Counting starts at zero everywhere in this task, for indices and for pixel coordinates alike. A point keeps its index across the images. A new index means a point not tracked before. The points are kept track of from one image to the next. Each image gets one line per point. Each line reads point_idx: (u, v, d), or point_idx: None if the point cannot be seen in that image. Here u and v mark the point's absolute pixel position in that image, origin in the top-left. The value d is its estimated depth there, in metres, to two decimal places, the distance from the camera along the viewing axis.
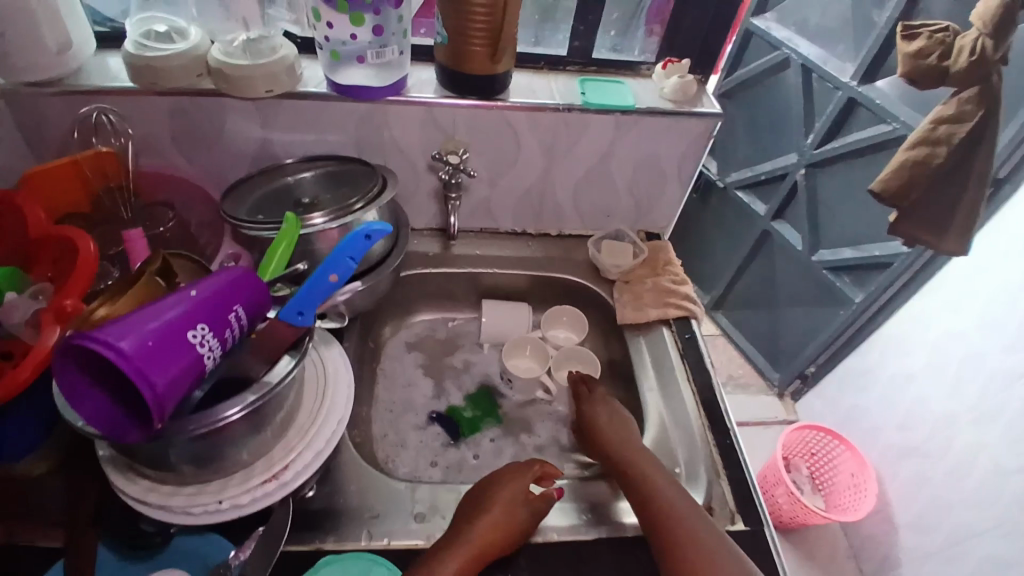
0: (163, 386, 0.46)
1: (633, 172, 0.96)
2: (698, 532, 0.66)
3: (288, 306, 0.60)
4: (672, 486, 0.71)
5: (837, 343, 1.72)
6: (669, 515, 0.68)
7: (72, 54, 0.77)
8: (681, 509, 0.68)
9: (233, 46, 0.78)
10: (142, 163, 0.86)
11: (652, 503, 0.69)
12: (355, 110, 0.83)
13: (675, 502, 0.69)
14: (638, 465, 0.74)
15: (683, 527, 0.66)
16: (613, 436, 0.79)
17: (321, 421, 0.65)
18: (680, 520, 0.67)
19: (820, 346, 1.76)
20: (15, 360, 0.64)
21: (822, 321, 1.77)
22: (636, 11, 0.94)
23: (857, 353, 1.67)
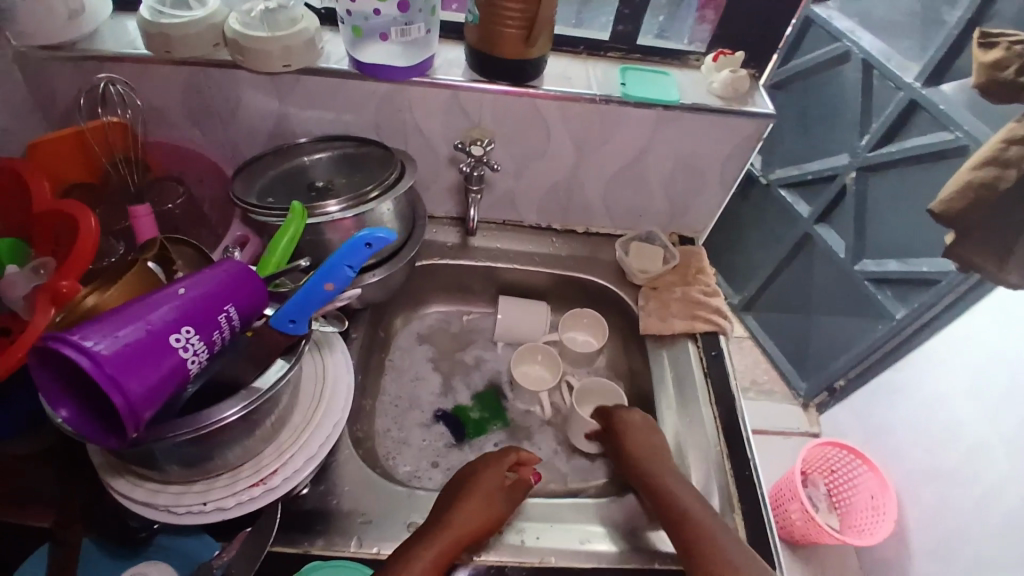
0: (137, 395, 0.43)
1: (671, 171, 0.89)
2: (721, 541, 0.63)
3: (280, 314, 0.53)
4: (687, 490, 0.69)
5: (873, 357, 1.62)
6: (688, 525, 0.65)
7: (84, 19, 0.74)
8: (700, 516, 0.66)
9: (252, 17, 0.73)
10: (156, 135, 0.83)
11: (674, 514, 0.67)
12: (376, 90, 0.78)
13: (693, 510, 0.66)
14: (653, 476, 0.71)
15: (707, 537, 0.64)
16: (637, 449, 0.75)
17: (315, 424, 0.61)
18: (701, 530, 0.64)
19: (854, 358, 1.65)
20: (14, 337, 0.62)
21: (857, 333, 1.65)
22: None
23: (892, 370, 1.57)
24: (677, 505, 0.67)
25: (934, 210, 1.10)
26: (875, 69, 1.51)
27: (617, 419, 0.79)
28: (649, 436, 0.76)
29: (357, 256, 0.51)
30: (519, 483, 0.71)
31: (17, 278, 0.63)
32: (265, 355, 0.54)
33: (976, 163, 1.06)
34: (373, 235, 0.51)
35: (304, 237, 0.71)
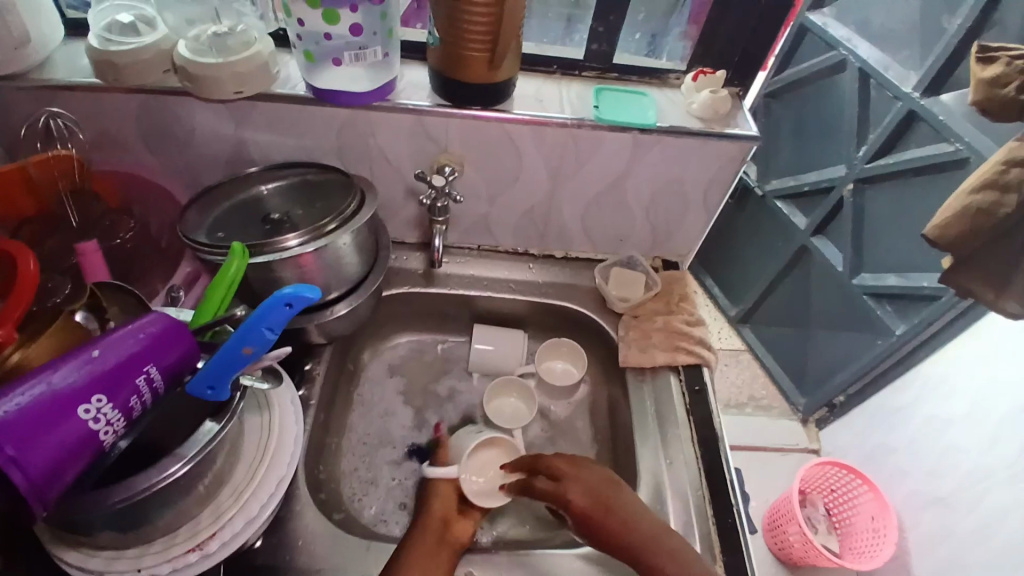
0: (33, 469, 0.41)
1: (651, 196, 0.84)
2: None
3: (197, 381, 0.50)
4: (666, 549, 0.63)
5: (879, 369, 1.55)
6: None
7: (31, 49, 0.69)
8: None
9: (201, 42, 0.69)
10: (110, 163, 0.79)
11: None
12: (334, 116, 0.74)
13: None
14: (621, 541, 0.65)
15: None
16: (583, 499, 0.68)
17: (258, 481, 0.58)
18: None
19: (855, 372, 1.59)
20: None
21: (859, 348, 1.59)
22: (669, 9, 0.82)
23: (895, 388, 1.51)
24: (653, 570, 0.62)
25: (929, 236, 1.05)
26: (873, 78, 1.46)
27: (563, 497, 0.69)
28: (608, 487, 0.69)
29: (276, 318, 0.46)
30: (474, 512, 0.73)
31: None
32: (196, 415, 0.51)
33: (977, 184, 1.00)
34: (295, 295, 0.46)
35: (255, 275, 0.67)
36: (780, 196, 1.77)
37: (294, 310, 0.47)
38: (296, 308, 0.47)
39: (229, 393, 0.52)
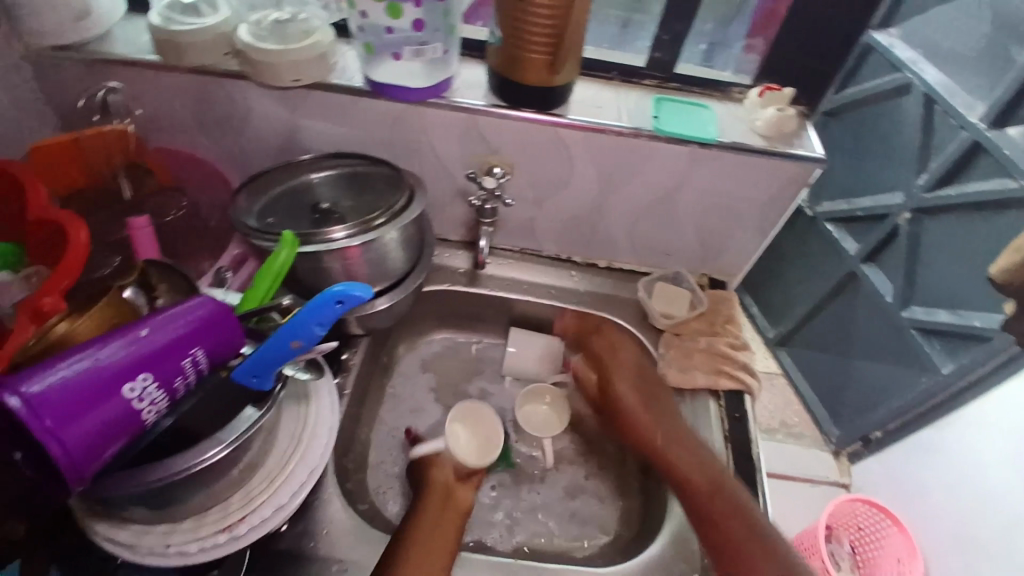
0: (76, 443, 0.41)
1: (704, 212, 0.82)
2: (733, 521, 0.66)
3: (242, 368, 0.50)
4: (692, 455, 0.72)
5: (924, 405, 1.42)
6: (693, 503, 0.69)
7: (91, 21, 0.72)
8: (706, 490, 0.68)
9: (262, 28, 0.69)
10: (166, 140, 0.80)
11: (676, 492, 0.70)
12: (388, 110, 0.73)
13: (700, 486, 0.69)
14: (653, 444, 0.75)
15: (716, 520, 0.66)
16: (621, 378, 0.82)
17: (290, 469, 0.58)
18: (708, 512, 0.67)
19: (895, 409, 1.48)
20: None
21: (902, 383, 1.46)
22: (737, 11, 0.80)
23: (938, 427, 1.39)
24: (679, 472, 0.71)
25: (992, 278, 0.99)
26: (936, 103, 1.32)
27: (608, 364, 0.84)
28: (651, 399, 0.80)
29: (327, 315, 0.46)
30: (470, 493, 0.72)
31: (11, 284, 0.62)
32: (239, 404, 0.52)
33: None
34: (346, 293, 0.46)
35: (301, 263, 0.67)
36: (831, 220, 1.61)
37: (344, 308, 0.47)
38: (347, 306, 0.47)
39: (271, 384, 0.52)
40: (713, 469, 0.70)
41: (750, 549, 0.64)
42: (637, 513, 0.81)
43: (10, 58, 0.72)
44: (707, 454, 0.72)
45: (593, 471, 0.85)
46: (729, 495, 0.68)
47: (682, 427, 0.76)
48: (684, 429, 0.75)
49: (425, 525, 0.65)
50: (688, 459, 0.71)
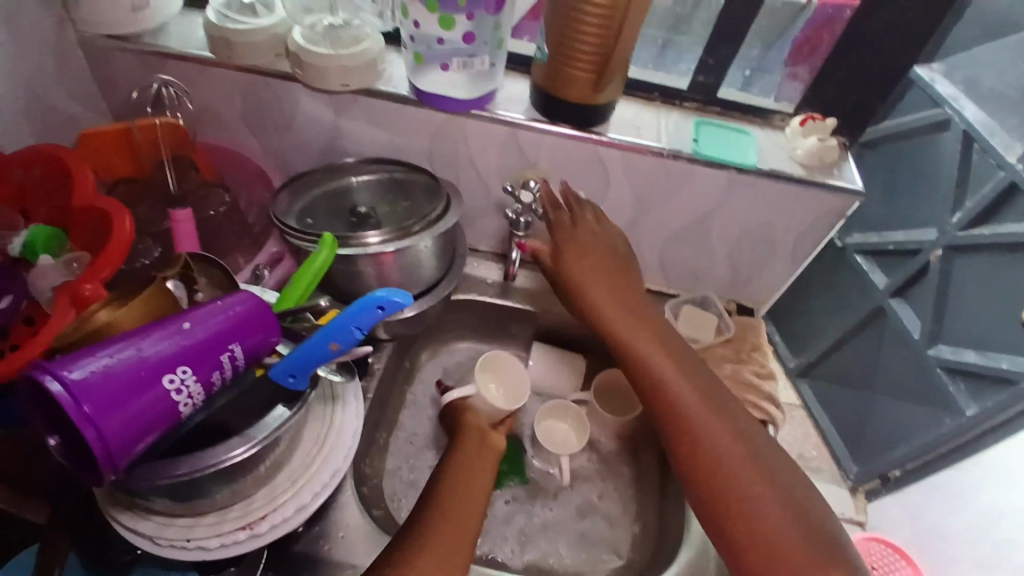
0: (113, 432, 0.42)
1: (737, 238, 0.82)
2: (748, 469, 0.61)
3: (279, 368, 0.51)
4: (689, 381, 0.67)
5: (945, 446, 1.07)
6: (703, 454, 0.62)
7: (148, 13, 0.73)
8: (720, 441, 0.62)
9: (316, 32, 0.70)
10: (211, 136, 0.82)
11: (683, 441, 0.64)
12: (431, 119, 0.74)
13: (714, 435, 0.63)
14: (664, 385, 0.67)
15: (728, 471, 0.61)
16: (588, 268, 0.75)
17: (314, 470, 0.58)
18: (719, 461, 0.61)
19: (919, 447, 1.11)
20: (36, 328, 0.59)
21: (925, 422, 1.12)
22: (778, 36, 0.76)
23: (960, 469, 1.05)
24: (678, 407, 0.65)
25: None
26: (975, 142, 1.13)
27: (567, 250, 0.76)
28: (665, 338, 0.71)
29: (367, 320, 0.48)
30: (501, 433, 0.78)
31: (48, 270, 0.61)
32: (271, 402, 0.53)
33: None
34: (386, 298, 0.47)
35: (338, 265, 0.68)
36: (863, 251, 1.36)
37: (384, 313, 0.48)
38: (386, 312, 0.48)
39: (307, 385, 0.53)
40: (731, 416, 0.65)
41: (765, 495, 0.59)
42: (651, 541, 0.80)
43: (67, 46, 0.74)
44: (724, 399, 0.66)
45: (608, 491, 0.85)
46: (746, 443, 0.63)
47: (698, 367, 0.69)
48: (702, 373, 0.68)
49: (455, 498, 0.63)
50: (701, 408, 0.65)
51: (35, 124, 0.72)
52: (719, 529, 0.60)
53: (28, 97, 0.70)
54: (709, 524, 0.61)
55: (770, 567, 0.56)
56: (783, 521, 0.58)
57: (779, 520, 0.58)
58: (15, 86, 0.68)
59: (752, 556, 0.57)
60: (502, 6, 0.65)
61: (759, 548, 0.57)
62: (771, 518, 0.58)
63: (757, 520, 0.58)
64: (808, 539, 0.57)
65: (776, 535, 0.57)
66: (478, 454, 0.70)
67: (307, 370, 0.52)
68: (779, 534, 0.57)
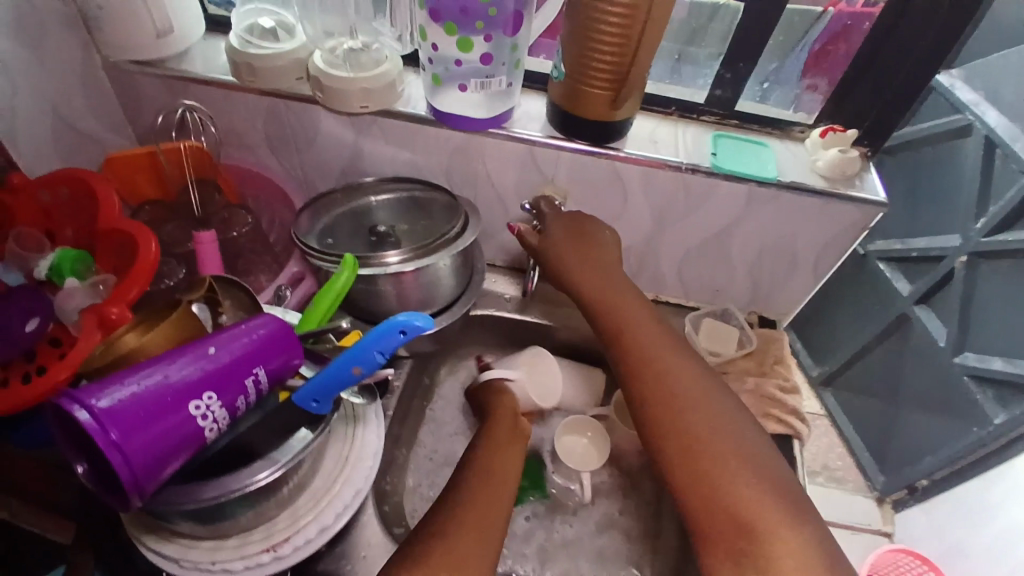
0: (140, 458, 0.42)
1: (758, 251, 0.81)
2: (724, 443, 0.59)
3: (302, 394, 0.52)
4: (673, 358, 0.66)
5: (971, 458, 1.00)
6: (679, 428, 0.60)
7: (172, 39, 0.74)
8: (697, 414, 0.61)
9: (336, 55, 0.72)
10: (234, 157, 0.84)
11: (660, 415, 0.62)
12: (449, 138, 0.75)
13: (691, 410, 0.61)
14: (644, 362, 0.65)
15: (702, 443, 0.59)
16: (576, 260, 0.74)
17: (336, 490, 0.58)
18: (695, 434, 0.60)
19: (948, 458, 1.03)
20: (62, 349, 0.59)
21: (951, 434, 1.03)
22: (795, 43, 0.75)
23: (987, 480, 0.99)
24: (659, 382, 0.64)
25: None
26: (997, 148, 1.00)
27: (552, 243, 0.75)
28: (648, 318, 0.70)
29: (388, 345, 0.48)
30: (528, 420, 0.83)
31: (76, 291, 0.63)
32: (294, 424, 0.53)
33: None
34: (408, 323, 0.47)
35: (359, 285, 0.68)
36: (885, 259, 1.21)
37: (405, 338, 0.48)
38: (407, 337, 0.48)
39: (330, 408, 0.54)
40: (710, 392, 0.63)
41: (738, 467, 0.57)
42: (674, 559, 0.79)
43: (92, 71, 0.76)
44: (704, 375, 0.65)
45: (629, 506, 0.84)
46: (723, 418, 0.61)
47: (679, 345, 0.68)
48: (683, 350, 0.67)
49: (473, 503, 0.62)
50: (680, 384, 0.63)
51: (63, 147, 0.74)
52: (688, 501, 0.57)
53: (56, 122, 0.72)
54: (679, 497, 0.58)
55: (740, 536, 0.54)
56: (755, 492, 0.56)
57: (752, 491, 0.56)
58: (43, 111, 0.70)
59: (721, 526, 0.55)
60: (519, 28, 0.66)
61: (729, 518, 0.55)
62: (744, 489, 0.56)
63: (731, 491, 0.56)
64: (780, 510, 0.55)
65: (748, 506, 0.55)
66: (501, 453, 0.70)
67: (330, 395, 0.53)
68: (750, 504, 0.55)
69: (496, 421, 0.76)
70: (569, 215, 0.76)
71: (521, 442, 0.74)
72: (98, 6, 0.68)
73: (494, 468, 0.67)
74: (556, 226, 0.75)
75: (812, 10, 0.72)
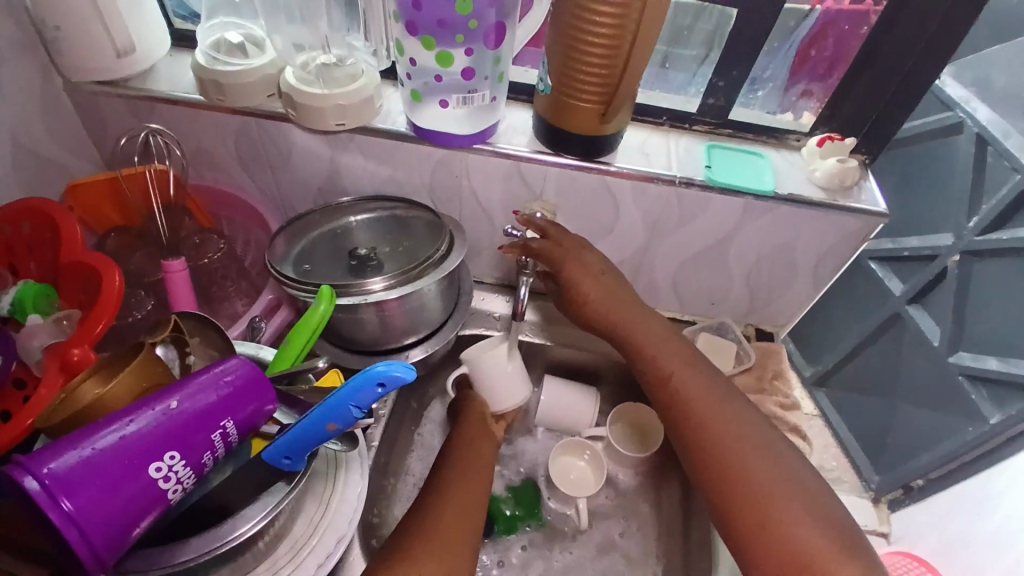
0: (97, 530, 0.39)
1: (757, 261, 0.78)
2: (772, 483, 0.58)
3: (273, 451, 0.48)
4: (703, 385, 0.66)
5: (967, 455, 0.89)
6: (730, 473, 0.59)
7: (133, 59, 0.70)
8: (743, 457, 0.60)
9: (308, 71, 0.68)
10: (206, 179, 0.80)
11: (708, 458, 0.61)
12: (431, 154, 0.71)
13: (742, 452, 0.60)
14: (690, 406, 0.64)
15: (759, 485, 0.58)
16: (587, 286, 0.72)
17: (316, 539, 0.55)
18: (749, 476, 0.58)
19: (944, 456, 0.91)
20: (27, 394, 0.56)
21: (943, 432, 0.93)
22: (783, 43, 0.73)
23: (987, 476, 0.87)
24: (690, 414, 0.64)
25: None
26: (988, 145, 0.95)
27: (563, 269, 0.72)
28: (691, 359, 0.69)
29: (366, 397, 0.44)
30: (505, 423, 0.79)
31: (40, 329, 0.58)
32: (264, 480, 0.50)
33: None
34: (386, 374, 0.43)
35: (340, 313, 0.65)
36: (877, 257, 1.12)
37: (384, 390, 0.44)
38: (386, 389, 0.44)
39: (303, 464, 0.50)
40: (746, 423, 0.63)
41: (792, 505, 0.56)
42: None
43: (53, 94, 0.72)
44: (753, 417, 0.64)
45: (630, 529, 0.80)
46: (772, 458, 0.60)
47: (718, 384, 0.66)
48: (715, 383, 0.66)
49: (452, 532, 0.59)
50: (730, 426, 0.62)
51: (26, 177, 0.69)
52: (747, 547, 0.56)
53: (16, 149, 0.67)
54: (737, 539, 0.57)
55: None
56: (817, 532, 0.54)
57: (810, 530, 0.55)
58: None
59: (780, 569, 0.54)
60: (502, 40, 0.63)
61: (788, 562, 0.54)
62: (805, 530, 0.55)
63: (789, 532, 0.55)
64: (842, 552, 0.53)
65: (807, 546, 0.54)
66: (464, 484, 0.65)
67: (302, 452, 0.49)
68: (813, 546, 0.54)
69: (455, 456, 0.69)
70: (561, 239, 0.72)
71: (482, 494, 0.66)
72: (54, 26, 0.64)
73: (447, 505, 0.62)
74: (550, 245, 0.72)
75: (800, 9, 0.69)
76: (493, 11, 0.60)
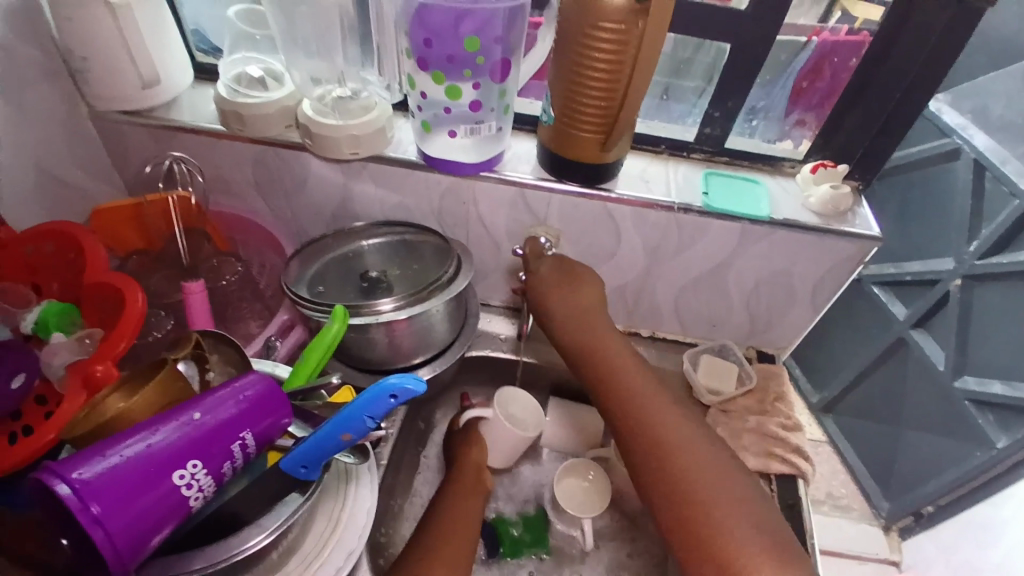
0: (121, 534, 0.41)
1: (756, 286, 0.80)
2: (711, 486, 0.60)
3: (290, 460, 0.50)
4: (653, 389, 0.69)
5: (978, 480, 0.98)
6: (674, 474, 0.62)
7: (158, 90, 0.74)
8: (687, 461, 0.62)
9: (325, 103, 0.72)
10: (224, 205, 0.83)
11: (653, 459, 0.63)
12: (438, 181, 0.75)
13: (688, 458, 0.63)
14: (649, 433, 0.65)
15: (696, 491, 0.60)
16: (556, 297, 0.75)
17: (325, 554, 0.56)
18: (689, 479, 0.61)
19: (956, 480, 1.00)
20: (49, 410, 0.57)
21: (950, 455, 1.01)
22: (779, 73, 0.76)
23: (993, 502, 0.97)
24: (644, 417, 0.66)
25: None
26: (986, 171, 0.98)
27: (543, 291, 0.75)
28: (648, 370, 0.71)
29: (378, 408, 0.46)
30: (510, 454, 0.81)
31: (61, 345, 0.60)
32: (275, 494, 0.52)
33: None
34: (399, 386, 0.46)
35: (351, 333, 0.67)
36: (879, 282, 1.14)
37: (395, 402, 0.46)
38: (397, 401, 0.46)
39: (318, 474, 0.52)
40: (692, 430, 0.65)
41: (726, 508, 0.59)
42: None
43: (79, 121, 0.76)
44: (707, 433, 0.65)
45: (636, 550, 0.81)
46: (714, 462, 0.63)
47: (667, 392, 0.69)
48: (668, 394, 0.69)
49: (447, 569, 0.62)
50: (679, 431, 0.65)
51: (49, 200, 0.73)
52: (685, 547, 0.59)
53: (38, 173, 0.71)
54: (673, 535, 0.60)
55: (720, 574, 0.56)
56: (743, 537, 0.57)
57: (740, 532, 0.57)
58: (27, 164, 0.69)
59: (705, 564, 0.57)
60: (507, 73, 0.66)
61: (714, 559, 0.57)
62: (731, 532, 0.57)
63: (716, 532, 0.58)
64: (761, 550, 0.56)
65: (732, 545, 0.57)
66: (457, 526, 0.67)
67: (319, 461, 0.51)
68: (737, 547, 0.57)
69: (450, 497, 0.72)
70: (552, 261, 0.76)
71: (474, 532, 0.68)
72: (85, 58, 0.68)
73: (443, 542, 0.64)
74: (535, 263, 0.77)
75: (796, 41, 0.72)
76: (499, 47, 0.64)
